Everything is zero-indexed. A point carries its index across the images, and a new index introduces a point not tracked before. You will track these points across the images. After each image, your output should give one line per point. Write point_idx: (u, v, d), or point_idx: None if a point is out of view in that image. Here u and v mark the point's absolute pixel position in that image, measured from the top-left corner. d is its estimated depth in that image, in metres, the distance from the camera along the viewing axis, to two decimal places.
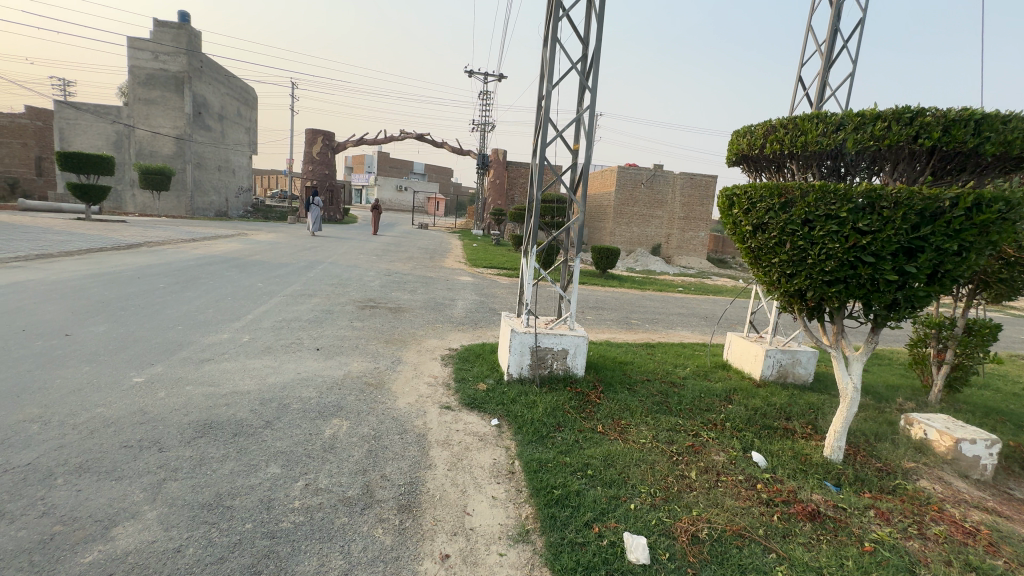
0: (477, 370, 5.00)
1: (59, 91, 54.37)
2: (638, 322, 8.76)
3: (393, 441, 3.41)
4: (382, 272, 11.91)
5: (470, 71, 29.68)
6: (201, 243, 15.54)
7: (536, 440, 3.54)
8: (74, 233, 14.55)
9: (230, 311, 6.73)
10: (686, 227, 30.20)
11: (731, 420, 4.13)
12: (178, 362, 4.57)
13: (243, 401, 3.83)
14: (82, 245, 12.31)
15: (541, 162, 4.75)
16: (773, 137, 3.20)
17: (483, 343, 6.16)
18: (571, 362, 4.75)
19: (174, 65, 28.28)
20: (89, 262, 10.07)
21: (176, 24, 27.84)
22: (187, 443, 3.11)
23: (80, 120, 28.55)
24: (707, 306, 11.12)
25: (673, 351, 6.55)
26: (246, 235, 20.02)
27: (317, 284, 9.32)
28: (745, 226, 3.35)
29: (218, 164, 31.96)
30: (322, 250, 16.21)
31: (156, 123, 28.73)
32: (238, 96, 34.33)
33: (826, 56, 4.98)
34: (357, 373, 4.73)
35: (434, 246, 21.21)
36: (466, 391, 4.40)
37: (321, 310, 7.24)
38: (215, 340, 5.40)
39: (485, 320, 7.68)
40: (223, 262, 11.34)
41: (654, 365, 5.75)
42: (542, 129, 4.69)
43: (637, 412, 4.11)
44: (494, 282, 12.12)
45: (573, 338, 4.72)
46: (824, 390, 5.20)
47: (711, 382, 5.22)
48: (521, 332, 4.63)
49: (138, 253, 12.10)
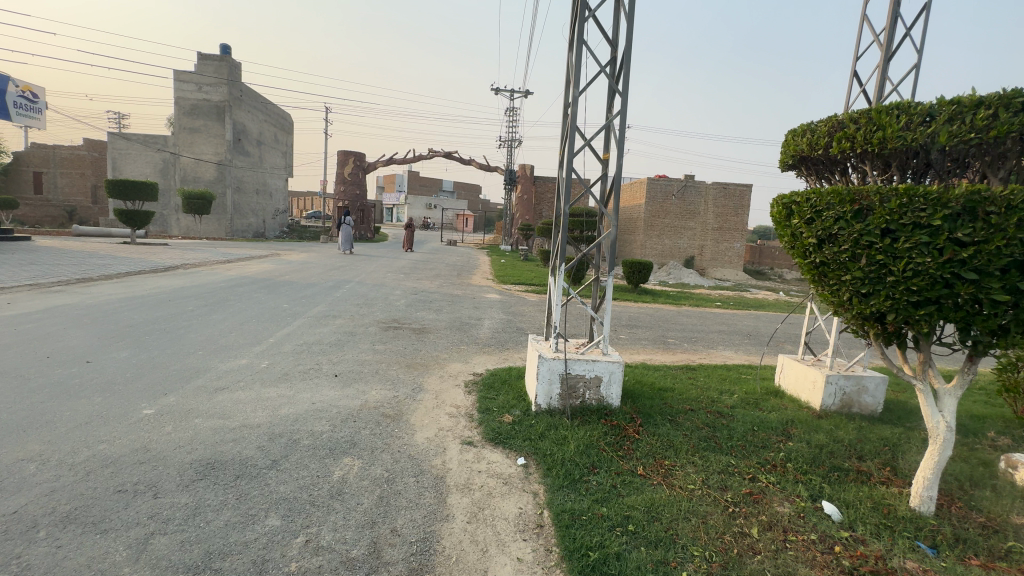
0: (502, 399, 4.62)
1: (116, 123, 58.51)
2: (676, 341, 8.19)
3: (407, 485, 3.06)
4: (408, 290, 11.78)
5: (497, 89, 30.03)
6: (236, 264, 15.88)
7: (568, 486, 3.13)
8: (118, 257, 15.16)
9: (253, 334, 6.61)
10: (720, 238, 29.22)
11: (793, 461, 3.61)
12: (192, 392, 4.38)
13: (251, 437, 3.57)
14: (123, 268, 12.74)
15: (569, 172, 4.38)
16: (840, 135, 2.78)
17: (510, 367, 5.79)
18: (606, 392, 4.31)
19: (215, 95, 29.69)
20: (126, 285, 10.31)
21: (218, 57, 29.34)
22: (184, 487, 2.85)
23: (131, 150, 30.26)
24: (749, 322, 10.41)
25: (718, 375, 6.00)
26: (279, 255, 20.51)
27: (342, 304, 9.22)
28: (808, 238, 2.89)
29: (256, 187, 33.17)
30: (351, 269, 16.32)
31: (199, 150, 30.14)
32: (275, 122, 35.75)
33: (884, 47, 4.49)
34: (375, 403, 4.43)
35: (462, 263, 21.13)
36: (490, 424, 4.03)
37: (344, 333, 7.05)
38: (232, 367, 5.23)
39: (512, 341, 7.30)
40: (253, 283, 11.45)
41: (698, 392, 5.24)
42: (569, 136, 4.34)
43: (683, 451, 3.63)
44: (522, 299, 11.79)
45: (607, 364, 4.29)
46: (896, 421, 4.56)
47: (763, 413, 4.66)
48: (549, 358, 4.26)
49: (175, 275, 12.41)
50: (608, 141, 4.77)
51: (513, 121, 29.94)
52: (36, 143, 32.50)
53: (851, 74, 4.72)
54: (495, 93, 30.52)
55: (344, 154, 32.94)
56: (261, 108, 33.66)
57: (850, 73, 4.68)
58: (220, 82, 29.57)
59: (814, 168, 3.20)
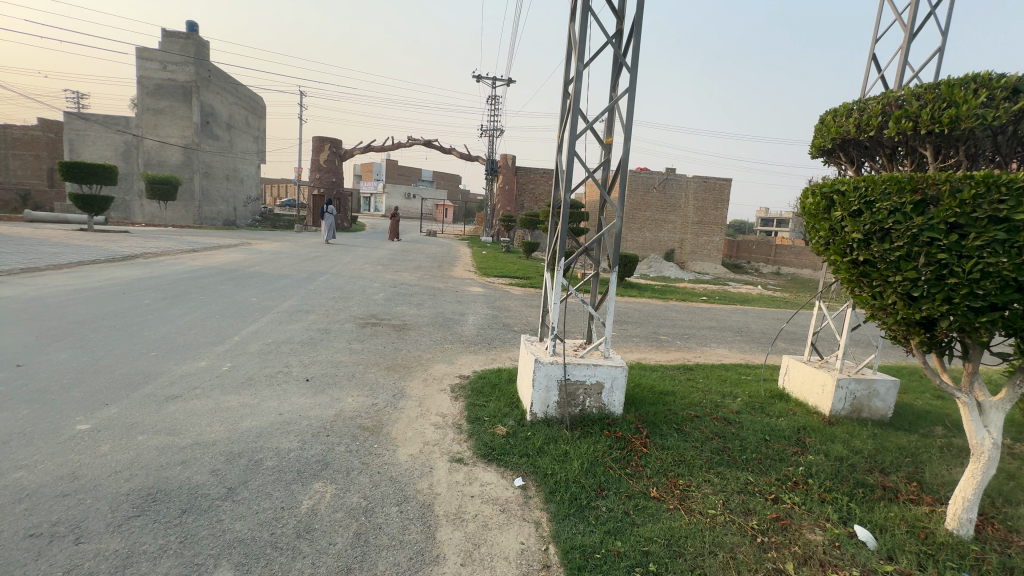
0: (493, 407, 4.19)
1: (74, 104, 55.53)
2: (668, 338, 7.90)
3: (389, 518, 2.62)
4: (387, 283, 11.22)
5: (479, 76, 29.28)
6: (202, 253, 14.98)
7: (575, 514, 2.74)
8: (72, 244, 14.08)
9: (216, 332, 6.01)
10: (700, 232, 29.29)
11: (814, 477, 3.31)
12: (139, 402, 3.83)
13: (205, 458, 3.06)
14: (76, 257, 11.79)
15: (570, 157, 3.93)
16: (902, 113, 2.87)
17: (499, 369, 5.36)
18: (607, 399, 3.94)
19: (182, 75, 28.10)
20: (76, 276, 9.47)
21: (185, 34, 27.73)
22: (116, 529, 2.35)
23: (89, 131, 28.48)
24: (738, 319, 10.20)
25: (717, 376, 5.70)
26: (250, 244, 19.56)
27: (317, 298, 8.62)
28: (852, 232, 2.58)
29: (226, 173, 31.76)
30: (326, 259, 15.59)
31: (163, 132, 28.54)
32: (246, 106, 34.21)
33: (907, 28, 4.22)
34: (351, 413, 3.94)
35: (443, 254, 20.59)
36: (482, 437, 3.60)
37: (318, 330, 6.49)
38: (189, 370, 4.66)
39: (499, 340, 6.86)
40: (219, 274, 10.69)
41: (699, 395, 4.93)
42: (572, 116, 3.90)
43: (698, 467, 3.28)
44: (506, 293, 11.36)
45: (609, 368, 3.91)
46: (909, 428, 4.33)
47: (772, 419, 4.36)
48: (547, 362, 3.86)
49: (134, 265, 11.53)
50: (611, 123, 4.36)
51: (496, 109, 29.25)
52: None
53: (870, 57, 4.46)
54: (477, 80, 29.62)
55: (319, 140, 31.79)
56: (232, 90, 32.12)
57: (868, 56, 4.42)
58: (186, 61, 27.99)
59: (853, 151, 3.40)
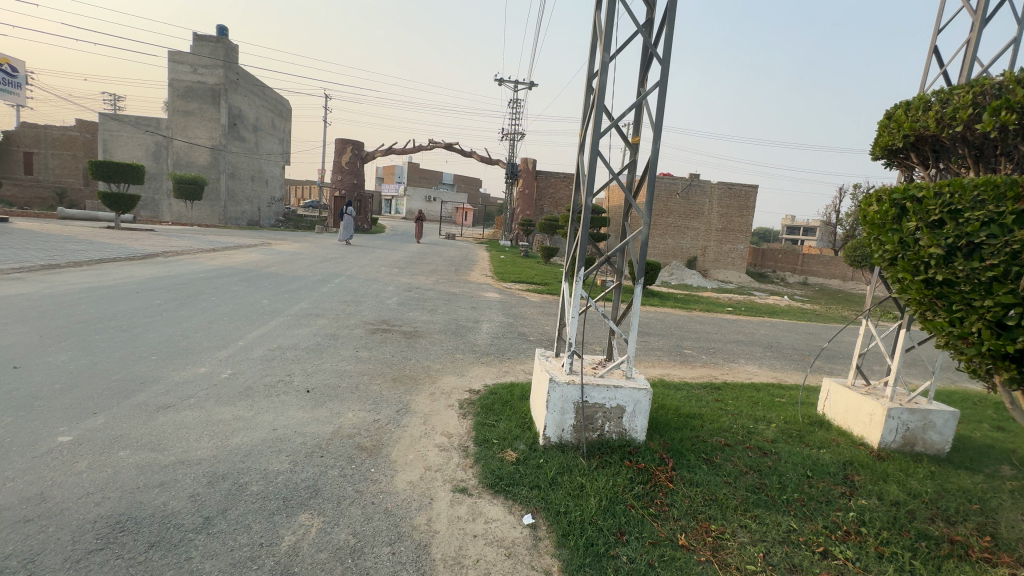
0: (503, 428, 3.86)
1: (112, 106, 57.56)
2: (693, 352, 7.45)
3: (378, 562, 2.30)
4: (401, 287, 11.02)
5: (502, 80, 29.14)
6: (221, 253, 15.04)
7: (591, 564, 2.39)
8: (97, 242, 14.27)
9: (221, 336, 5.82)
10: (724, 239, 28.49)
11: (868, 526, 2.88)
12: (128, 412, 3.61)
13: (185, 480, 2.80)
14: (98, 255, 11.89)
15: (593, 157, 3.58)
16: (995, 108, 2.56)
17: (512, 383, 5.02)
18: (629, 424, 3.58)
19: (211, 78, 28.67)
20: (95, 273, 9.49)
21: (215, 38, 28.31)
22: (72, 565, 2.09)
23: (122, 132, 29.27)
24: (767, 332, 9.67)
25: (748, 398, 5.25)
26: (271, 244, 19.68)
27: (328, 302, 8.42)
28: (931, 246, 2.18)
29: (251, 174, 32.25)
30: (343, 261, 15.52)
31: (192, 133, 29.13)
32: (272, 108, 34.80)
33: (976, 16, 3.76)
34: (350, 430, 3.65)
35: (461, 258, 20.42)
36: (489, 464, 3.27)
37: (326, 335, 6.26)
38: (187, 377, 4.45)
39: (514, 350, 6.53)
40: (235, 275, 10.63)
41: (729, 420, 4.50)
42: (595, 113, 3.57)
43: (732, 509, 2.90)
44: (523, 300, 11.04)
45: (631, 391, 3.55)
46: (971, 468, 3.84)
47: (813, 452, 3.91)
48: (562, 383, 3.53)
49: (153, 263, 11.57)
50: (638, 122, 4.00)
51: (517, 113, 29.08)
52: (28, 122, 31.63)
53: (930, 50, 4.01)
54: (499, 83, 29.48)
55: (342, 142, 32.05)
56: (259, 93, 32.70)
57: (929, 48, 3.97)
58: (215, 64, 28.56)
59: (931, 148, 3.11)
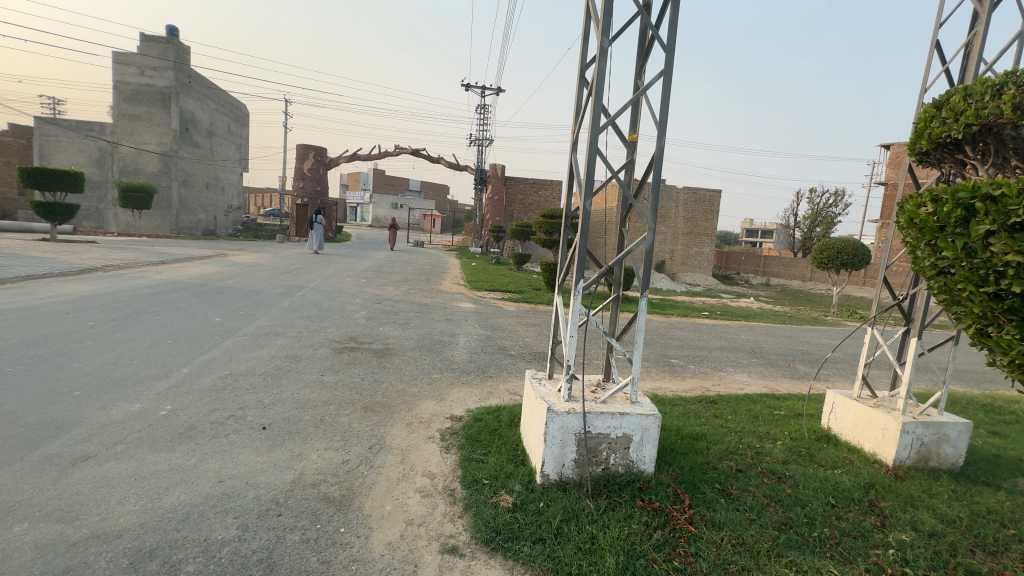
0: (494, 463, 3.39)
1: (50, 110, 53.46)
2: (680, 362, 7.17)
3: None
4: (369, 299, 10.36)
5: (468, 86, 28.81)
6: (171, 266, 13.91)
7: None
8: (27, 256, 12.92)
9: (163, 363, 5.11)
10: (691, 243, 28.90)
11: (911, 566, 2.57)
12: (33, 469, 2.94)
13: (98, 563, 2.21)
14: (26, 271, 10.67)
15: (591, 155, 3.18)
16: None
17: (497, 406, 4.55)
18: (636, 455, 3.19)
19: (161, 81, 27.07)
20: (19, 292, 8.43)
21: (165, 39, 26.82)
22: None
23: (61, 137, 27.21)
24: (747, 337, 9.53)
25: (747, 412, 4.96)
26: (227, 255, 18.50)
27: (289, 318, 7.72)
28: (1011, 253, 1.88)
29: (206, 181, 30.60)
30: (306, 272, 14.63)
31: (139, 139, 27.35)
32: (229, 113, 33.26)
33: (982, 7, 3.65)
34: (314, 477, 3.10)
35: (431, 266, 19.79)
36: (482, 512, 2.80)
37: (286, 358, 5.62)
38: (117, 417, 3.76)
39: (495, 366, 6.06)
40: (185, 290, 9.72)
41: (734, 440, 4.18)
42: (593, 106, 3.18)
43: (765, 556, 2.54)
44: (499, 310, 10.57)
45: (638, 418, 3.16)
46: (987, 483, 3.63)
47: (829, 474, 3.61)
48: (561, 413, 3.09)
49: (91, 279, 10.47)
50: (636, 117, 3.63)
51: (484, 119, 28.72)
52: None
53: (933, 44, 3.85)
54: (466, 88, 29.07)
55: (303, 148, 30.85)
56: (214, 97, 31.20)
57: (933, 42, 3.81)
58: (166, 66, 26.99)
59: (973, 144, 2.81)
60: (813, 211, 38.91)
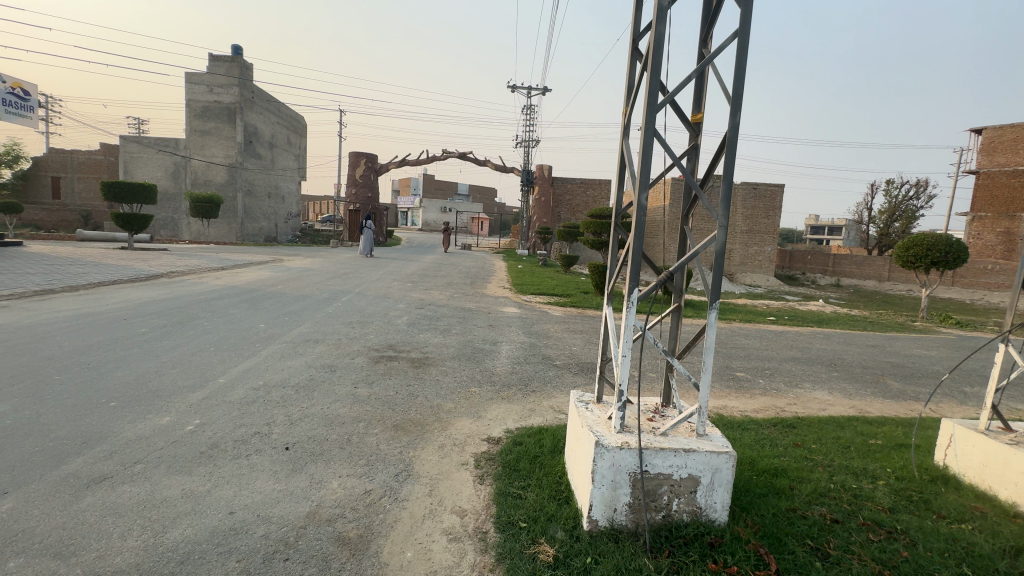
0: (533, 500, 2.93)
1: (137, 130, 58.69)
2: (747, 376, 6.38)
3: None
4: (413, 304, 10.19)
5: (514, 87, 28.64)
6: (230, 271, 14.50)
7: None
8: (104, 264, 13.84)
9: (201, 372, 5.05)
10: (750, 241, 27.12)
11: None
12: (47, 491, 2.79)
13: None
14: (101, 278, 11.36)
15: (648, 137, 2.65)
16: None
17: (539, 427, 4.07)
18: (706, 501, 2.63)
19: (227, 97, 28.72)
20: (90, 298, 8.91)
21: (230, 58, 28.49)
22: None
23: (142, 154, 29.52)
24: (823, 347, 8.51)
25: (835, 441, 4.20)
26: (283, 261, 19.18)
27: (331, 325, 7.64)
28: None
29: (268, 191, 32.20)
30: (355, 276, 14.81)
31: (208, 152, 29.14)
32: (288, 125, 34.91)
33: None
34: (331, 512, 2.76)
35: (477, 269, 19.62)
36: (518, 569, 2.35)
37: (322, 368, 5.43)
38: (143, 432, 3.62)
39: (538, 379, 5.60)
40: (237, 295, 9.96)
41: (825, 479, 3.48)
42: (650, 78, 2.65)
43: None
44: (544, 315, 10.10)
45: (708, 457, 2.60)
46: None
47: (957, 531, 2.88)
48: (612, 449, 2.58)
49: (155, 285, 10.98)
50: (701, 95, 3.06)
51: (530, 120, 28.42)
52: (56, 148, 32.40)
53: None
54: (511, 90, 28.93)
55: (355, 155, 31.77)
56: (274, 111, 32.85)
57: None
58: (231, 83, 28.62)
59: None
60: (890, 206, 35.54)
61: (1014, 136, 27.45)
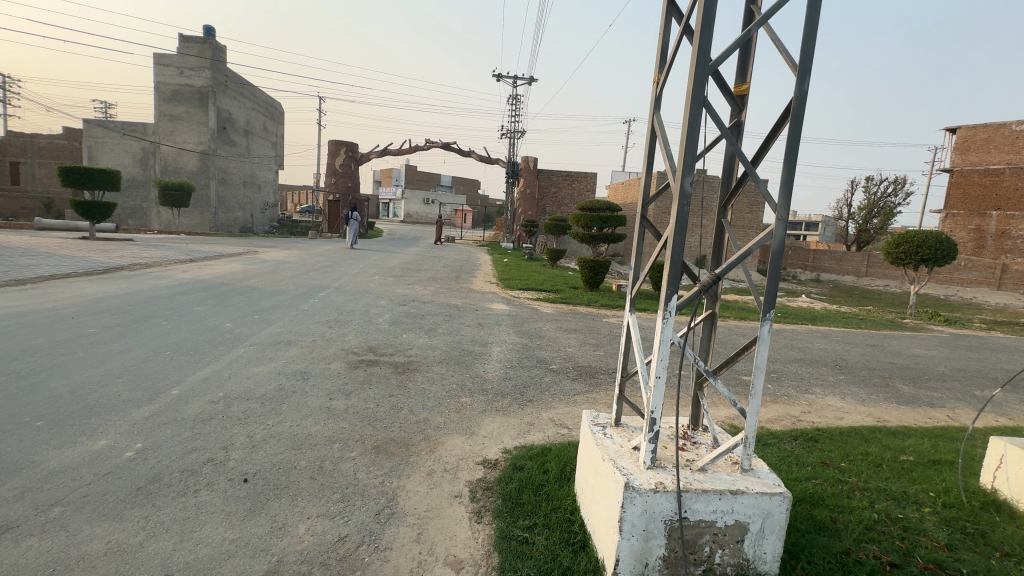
0: (543, 548, 2.45)
1: (103, 113, 56.02)
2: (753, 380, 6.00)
3: None
4: (395, 300, 9.60)
5: (500, 76, 27.92)
6: (199, 264, 13.63)
7: None
8: (60, 255, 12.82)
9: (153, 382, 4.41)
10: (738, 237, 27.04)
11: None
12: None
13: None
14: (53, 271, 10.44)
15: (696, 107, 2.16)
16: None
17: (540, 448, 3.56)
18: (755, 551, 2.18)
19: (198, 80, 27.29)
20: (37, 294, 8.09)
21: (201, 39, 27.06)
22: None
23: (108, 139, 27.96)
24: (823, 346, 8.22)
25: (865, 459, 3.81)
26: (258, 253, 18.27)
27: (306, 324, 7.01)
28: None
29: (243, 179, 30.91)
30: (334, 270, 14.08)
31: (179, 138, 27.72)
32: (265, 111, 33.58)
33: None
34: (295, 571, 2.23)
35: (461, 263, 19.01)
36: None
37: (294, 375, 4.84)
38: (69, 462, 3.00)
39: (535, 386, 5.11)
40: (203, 290, 9.21)
41: (867, 508, 3.06)
42: (700, 35, 2.16)
43: None
44: (535, 312, 9.62)
45: (759, 499, 2.14)
46: None
47: None
48: (645, 489, 2.11)
49: (113, 279, 10.13)
50: (746, 64, 2.59)
51: (516, 110, 27.77)
52: (14, 132, 30.54)
53: None
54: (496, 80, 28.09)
55: (335, 144, 30.60)
56: (250, 96, 31.48)
57: None
58: (203, 65, 27.18)
59: None
60: (869, 202, 35.92)
61: (987, 136, 27.92)
